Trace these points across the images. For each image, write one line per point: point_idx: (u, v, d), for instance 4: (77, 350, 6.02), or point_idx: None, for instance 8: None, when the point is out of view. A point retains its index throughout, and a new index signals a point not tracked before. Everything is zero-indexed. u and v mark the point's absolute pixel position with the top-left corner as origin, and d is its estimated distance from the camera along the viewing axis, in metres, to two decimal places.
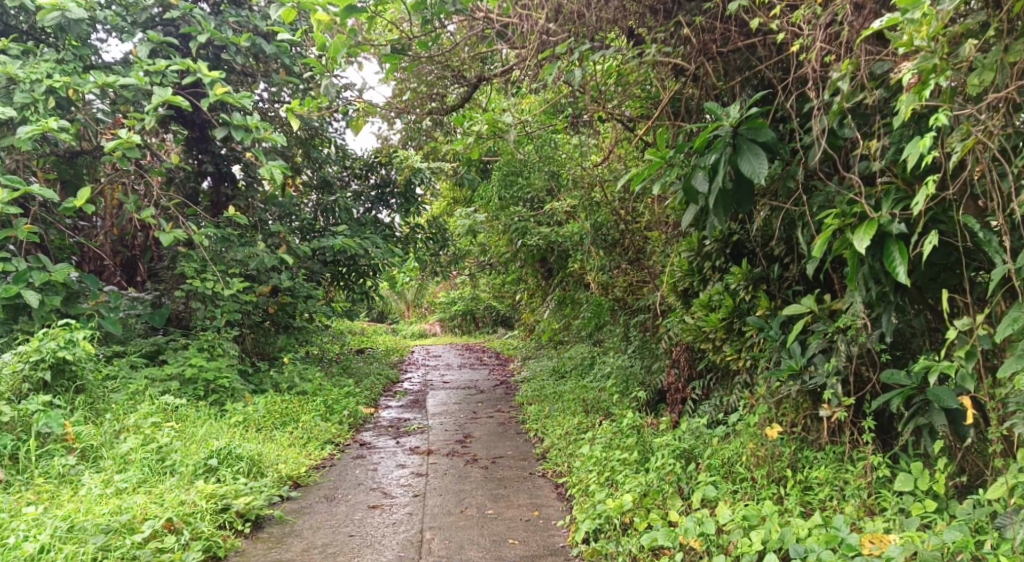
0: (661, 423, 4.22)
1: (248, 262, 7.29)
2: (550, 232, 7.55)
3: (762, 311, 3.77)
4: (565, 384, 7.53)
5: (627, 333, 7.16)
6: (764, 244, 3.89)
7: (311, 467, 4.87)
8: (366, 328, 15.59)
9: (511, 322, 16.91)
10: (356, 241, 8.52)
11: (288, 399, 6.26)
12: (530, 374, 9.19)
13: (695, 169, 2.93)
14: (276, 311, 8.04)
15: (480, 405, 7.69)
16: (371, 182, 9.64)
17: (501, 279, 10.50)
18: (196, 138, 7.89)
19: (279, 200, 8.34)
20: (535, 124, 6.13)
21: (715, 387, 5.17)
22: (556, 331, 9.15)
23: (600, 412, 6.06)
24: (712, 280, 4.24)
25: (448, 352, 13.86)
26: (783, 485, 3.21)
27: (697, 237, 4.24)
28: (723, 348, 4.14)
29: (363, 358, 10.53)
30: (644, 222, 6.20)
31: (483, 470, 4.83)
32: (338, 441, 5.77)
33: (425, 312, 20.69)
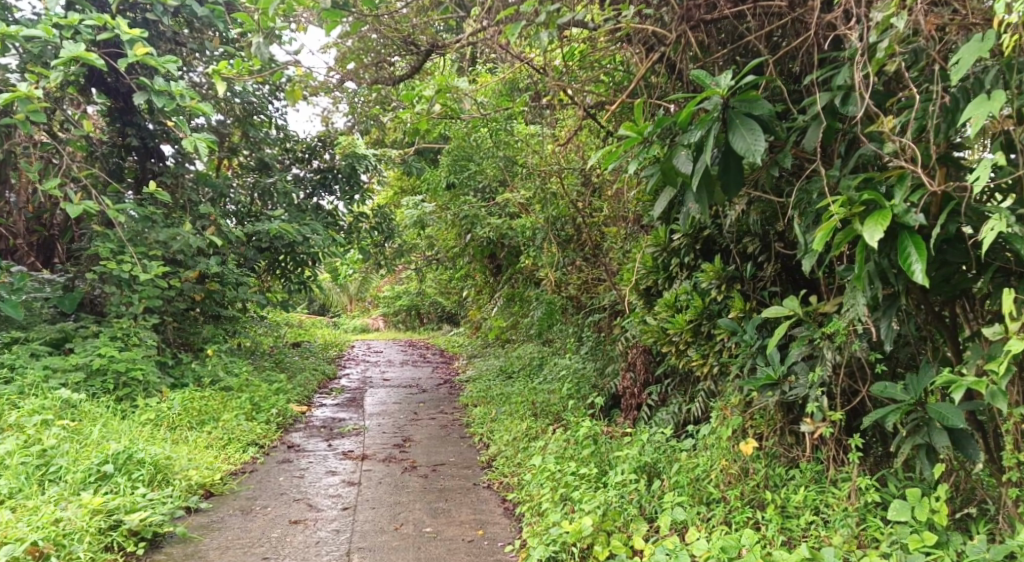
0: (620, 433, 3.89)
1: (172, 243, 6.64)
2: (503, 225, 7.15)
3: (736, 314, 3.46)
4: (513, 385, 7.14)
5: (580, 333, 6.83)
6: (740, 239, 3.58)
7: (229, 474, 4.36)
8: (305, 322, 14.94)
9: (457, 318, 16.50)
10: (295, 227, 7.97)
11: (210, 395, 5.70)
12: (475, 374, 8.78)
13: (678, 147, 2.58)
14: (204, 298, 7.41)
15: (422, 406, 7.24)
16: (314, 167, 9.07)
17: (448, 274, 10.07)
18: (122, 109, 7.17)
19: (212, 179, 7.71)
20: (490, 106, 5.73)
21: (673, 393, 4.89)
22: (504, 329, 8.78)
23: (550, 416, 5.71)
24: (680, 277, 3.92)
25: (390, 348, 13.31)
26: (760, 508, 2.90)
27: (665, 231, 3.91)
28: (689, 352, 3.82)
29: (298, 352, 9.93)
30: (604, 217, 5.85)
31: (423, 479, 4.40)
32: (263, 443, 5.25)
33: (368, 306, 20.05)
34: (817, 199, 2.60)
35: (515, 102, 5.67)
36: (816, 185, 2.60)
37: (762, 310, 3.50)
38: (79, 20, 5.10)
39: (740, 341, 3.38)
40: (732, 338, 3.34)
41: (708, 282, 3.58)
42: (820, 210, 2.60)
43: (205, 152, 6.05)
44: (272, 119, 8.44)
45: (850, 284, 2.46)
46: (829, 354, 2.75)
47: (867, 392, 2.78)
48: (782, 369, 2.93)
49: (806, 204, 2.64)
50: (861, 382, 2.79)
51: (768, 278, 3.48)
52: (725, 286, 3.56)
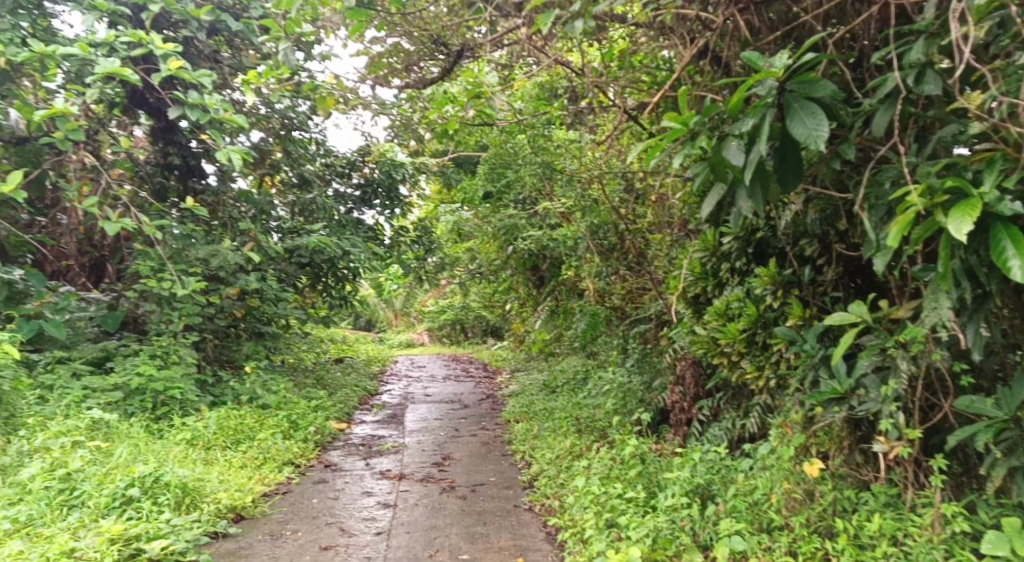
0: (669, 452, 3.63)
1: (211, 260, 6.63)
2: (544, 235, 6.94)
3: (794, 322, 3.19)
4: (557, 400, 6.89)
5: (626, 345, 6.57)
6: (797, 241, 3.31)
7: (262, 496, 4.23)
8: (349, 337, 14.93)
9: (501, 332, 16.33)
10: (334, 241, 7.92)
11: (247, 413, 5.60)
12: (518, 388, 8.56)
13: (728, 138, 2.34)
14: (244, 315, 7.38)
15: (463, 422, 7.05)
16: (354, 181, 9.03)
17: (490, 287, 9.92)
18: (163, 129, 7.28)
19: (252, 196, 7.71)
20: (527, 112, 5.56)
21: (725, 407, 4.60)
22: (547, 342, 8.59)
23: (595, 432, 5.46)
24: (731, 283, 3.66)
25: (433, 363, 13.14)
26: (829, 536, 2.62)
27: (714, 234, 3.67)
28: (743, 364, 3.55)
29: (340, 368, 9.87)
30: (648, 223, 5.60)
31: (461, 500, 4.20)
32: (300, 463, 5.12)
33: (412, 321, 20.01)
34: (888, 191, 2.33)
35: (553, 106, 5.49)
36: (885, 176, 2.34)
37: (824, 316, 3.22)
38: (115, 36, 5.13)
39: (800, 352, 3.11)
40: (792, 347, 3.07)
41: (763, 287, 3.32)
42: (890, 204, 2.34)
43: (241, 165, 5.99)
44: (312, 134, 8.44)
45: (930, 285, 2.18)
46: (905, 365, 2.47)
47: (949, 407, 2.49)
48: (850, 382, 2.66)
49: (874, 197, 2.38)
50: (942, 396, 2.50)
51: (830, 282, 3.20)
52: (781, 292, 3.30)
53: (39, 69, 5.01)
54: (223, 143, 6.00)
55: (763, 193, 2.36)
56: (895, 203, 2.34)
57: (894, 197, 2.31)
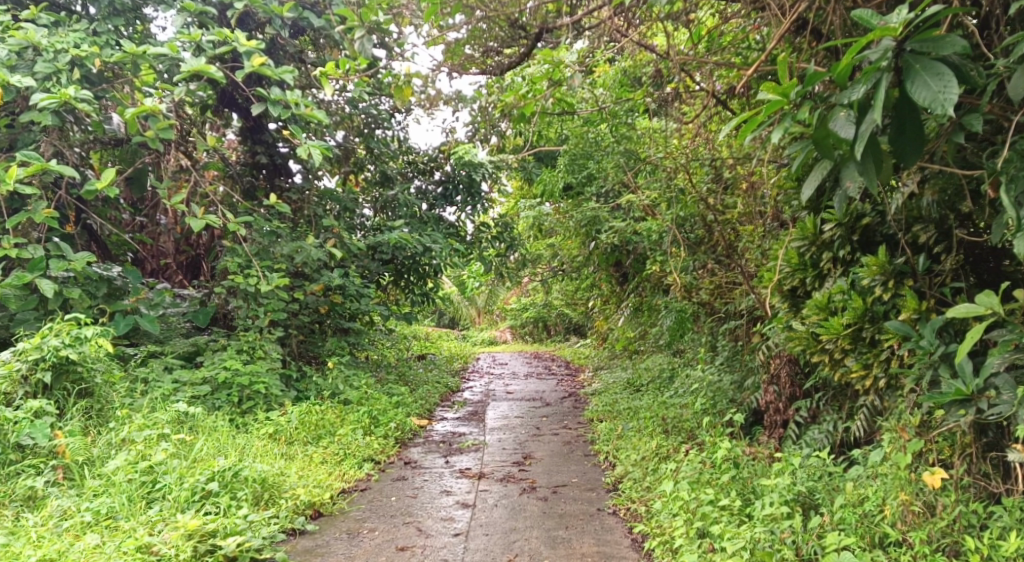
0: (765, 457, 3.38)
1: (295, 257, 6.76)
2: (628, 228, 6.71)
3: (908, 315, 2.89)
4: (642, 399, 6.64)
5: (715, 342, 6.26)
6: (910, 227, 2.99)
7: (340, 492, 4.23)
8: (433, 335, 15.06)
9: (585, 330, 16.08)
10: (415, 238, 7.94)
11: (329, 408, 5.65)
12: (602, 386, 8.34)
13: (836, 108, 2.10)
14: (328, 311, 7.49)
15: (545, 420, 6.91)
16: (435, 178, 9.02)
17: (573, 284, 9.75)
18: (253, 130, 7.48)
19: (335, 194, 7.82)
20: (607, 99, 5.37)
21: (826, 409, 4.26)
22: (631, 339, 8.35)
23: (682, 434, 5.21)
24: (833, 275, 3.36)
25: (515, 360, 13.04)
26: (954, 556, 2.33)
27: (813, 222, 3.39)
28: (848, 363, 3.26)
29: (423, 365, 9.93)
30: (739, 214, 5.30)
31: (541, 502, 4.05)
32: (380, 460, 5.11)
33: (496, 319, 20.02)
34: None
35: (636, 93, 5.27)
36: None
37: (943, 310, 2.89)
38: (201, 36, 5.28)
39: (916, 349, 2.80)
40: (906, 344, 2.77)
41: (870, 278, 3.02)
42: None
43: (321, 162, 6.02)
44: (394, 132, 8.51)
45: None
46: None
47: None
48: (977, 383, 2.36)
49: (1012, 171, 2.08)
50: None
51: (950, 271, 2.86)
52: (893, 283, 2.98)
53: (131, 70, 5.23)
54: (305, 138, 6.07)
55: (875, 168, 2.12)
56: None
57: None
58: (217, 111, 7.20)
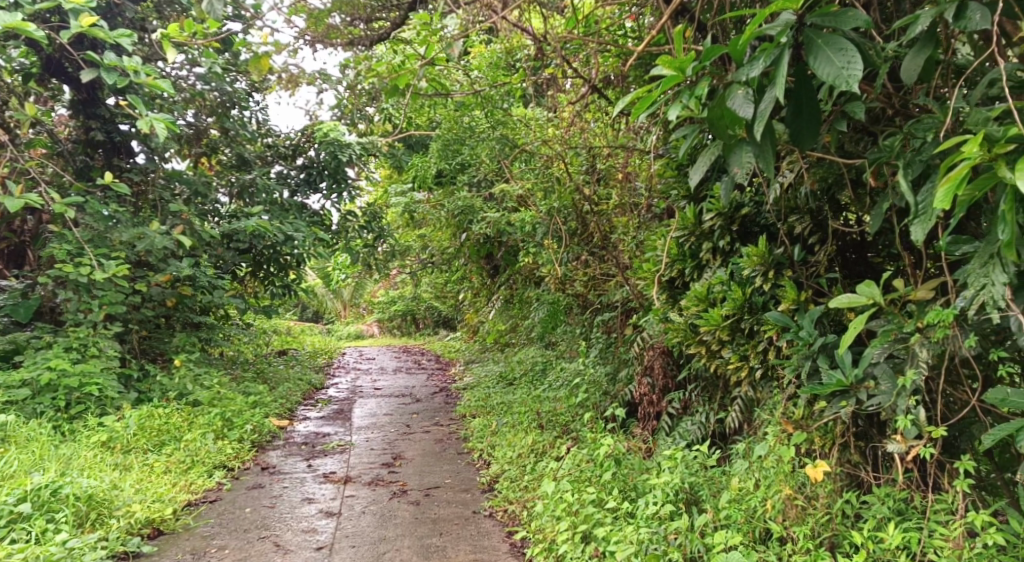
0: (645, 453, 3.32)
1: (136, 243, 6.05)
2: (502, 218, 6.56)
3: (786, 306, 2.89)
4: (515, 393, 6.51)
5: (589, 334, 6.25)
6: (787, 217, 3.01)
7: (185, 505, 3.74)
8: (296, 329, 14.27)
9: (454, 323, 15.91)
10: (276, 225, 7.37)
11: (174, 411, 5.06)
12: (473, 380, 8.18)
13: (733, 85, 1.99)
14: (175, 305, 6.78)
15: (416, 417, 6.62)
16: (298, 164, 8.43)
17: (444, 276, 9.52)
18: (85, 102, 6.55)
19: (184, 176, 7.10)
20: (483, 84, 5.17)
21: (697, 400, 4.29)
22: (502, 332, 8.26)
23: (557, 428, 5.12)
24: (713, 265, 3.34)
25: (383, 355, 12.60)
26: (835, 549, 2.33)
27: (693, 212, 3.36)
28: (725, 354, 3.26)
29: (284, 361, 9.32)
30: (613, 205, 5.27)
31: (413, 507, 3.78)
32: (233, 467, 4.62)
33: (363, 312, 19.36)
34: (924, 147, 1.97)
35: (513, 78, 5.11)
36: (920, 129, 2.00)
37: (819, 301, 2.92)
38: None
39: (795, 339, 2.80)
40: (786, 335, 2.78)
41: (750, 269, 3.02)
42: (929, 161, 1.97)
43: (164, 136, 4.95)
44: (252, 111, 7.88)
45: (975, 259, 1.85)
46: (925, 354, 2.15)
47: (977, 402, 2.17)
48: (857, 373, 2.35)
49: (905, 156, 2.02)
50: (970, 388, 2.18)
51: (825, 262, 2.89)
52: (771, 274, 2.99)
53: None
54: (145, 109, 5.07)
55: (772, 152, 2.07)
56: (934, 161, 1.97)
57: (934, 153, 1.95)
58: (41, 80, 6.30)
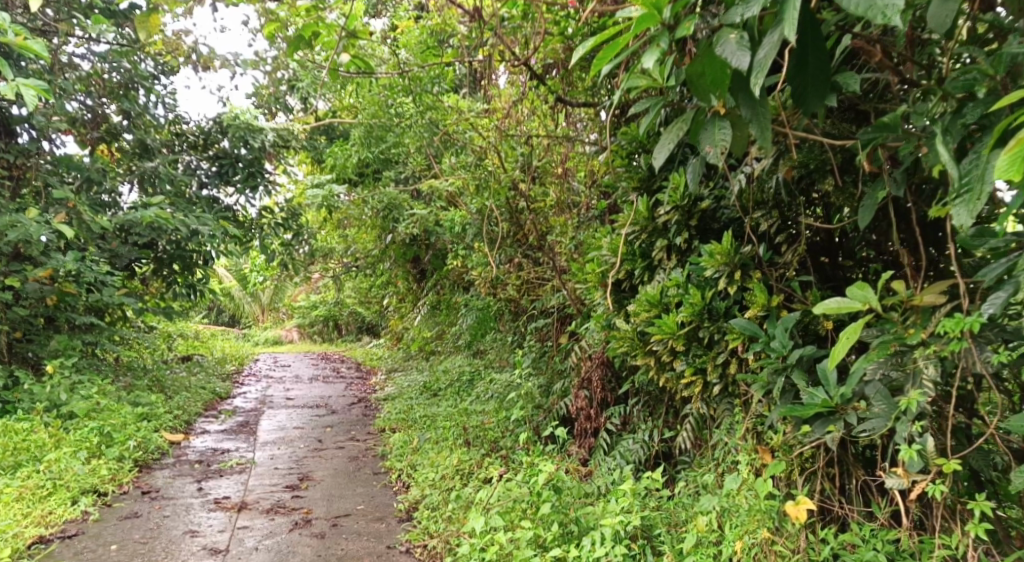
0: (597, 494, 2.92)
1: (6, 232, 5.21)
2: (430, 216, 6.08)
3: (754, 313, 2.61)
4: (441, 405, 6.01)
5: (522, 342, 5.87)
6: (752, 213, 2.74)
7: (34, 542, 3.10)
8: (205, 333, 13.26)
9: (378, 331, 15.26)
10: (179, 217, 6.62)
11: (39, 425, 4.28)
12: (395, 391, 7.63)
13: (723, 28, 1.57)
14: (56, 303, 5.91)
15: (330, 430, 6.04)
16: (209, 154, 7.61)
17: (367, 280, 8.98)
18: None
19: (76, 162, 6.26)
20: (414, 63, 4.68)
21: (638, 416, 3.95)
22: (428, 340, 7.79)
23: (486, 444, 4.69)
24: (667, 265, 3.10)
25: (300, 362, 11.84)
26: None
27: (648, 204, 3.07)
28: (679, 366, 2.98)
29: (186, 367, 8.47)
30: (550, 203, 4.90)
31: (317, 542, 3.28)
32: (106, 491, 3.85)
33: (282, 317, 18.38)
34: (964, 108, 1.67)
35: (445, 58, 4.66)
36: (955, 86, 1.69)
37: (789, 307, 2.64)
38: None
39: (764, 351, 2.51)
40: (755, 346, 2.51)
41: (711, 270, 2.74)
42: (969, 126, 1.68)
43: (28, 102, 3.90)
44: (160, 97, 7.16)
45: None
46: (930, 371, 1.83)
47: (998, 433, 1.85)
48: (843, 394, 2.05)
49: (941, 121, 1.73)
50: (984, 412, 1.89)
51: (796, 263, 2.62)
52: (735, 275, 2.72)
53: None
54: (10, 72, 4.02)
55: (770, 117, 1.65)
56: (975, 126, 1.69)
57: (979, 116, 1.65)
58: None
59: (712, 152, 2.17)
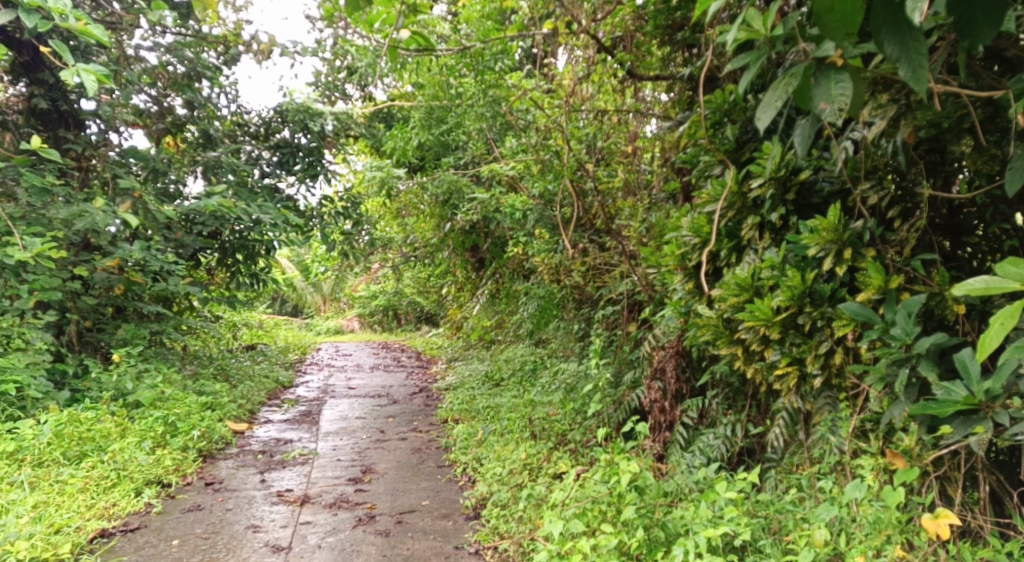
0: (698, 504, 2.69)
1: (75, 222, 5.21)
2: (492, 200, 5.86)
3: (867, 296, 2.45)
4: (504, 396, 5.83)
5: (588, 330, 5.64)
6: (861, 183, 2.57)
7: (96, 536, 3.03)
8: (266, 322, 13.38)
9: (436, 320, 15.19)
10: (240, 204, 6.59)
11: (105, 415, 4.25)
12: (455, 380, 7.50)
13: None
14: (123, 293, 5.94)
15: (392, 420, 5.94)
16: (271, 143, 7.52)
17: (426, 269, 8.88)
18: (27, 64, 5.78)
19: (142, 152, 6.27)
20: (476, 38, 4.45)
21: (716, 410, 3.66)
22: (488, 329, 7.63)
23: (555, 436, 4.50)
24: (759, 245, 2.85)
25: (359, 351, 11.85)
26: None
27: (739, 178, 2.84)
28: (771, 356, 2.74)
29: (250, 356, 8.52)
30: (619, 184, 4.66)
31: (381, 540, 3.13)
32: (170, 482, 3.79)
33: (341, 306, 18.51)
34: None
35: (509, 30, 4.42)
36: None
37: (905, 289, 2.42)
38: None
39: (886, 340, 2.36)
40: (871, 334, 2.36)
41: (816, 248, 2.56)
42: None
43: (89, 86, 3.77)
44: (222, 85, 7.14)
45: None
46: None
47: None
48: (989, 390, 2.02)
49: None
50: None
51: (914, 239, 2.47)
52: (842, 253, 2.54)
53: None
54: (72, 57, 3.94)
55: (925, 54, 1.31)
56: None
57: None
58: None
59: (827, 109, 1.91)
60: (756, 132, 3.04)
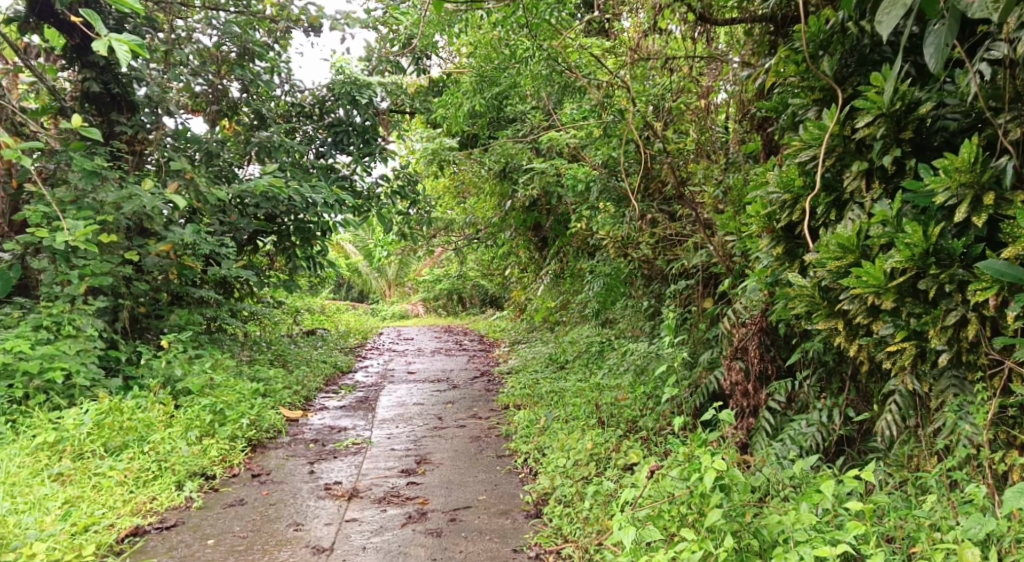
0: (800, 507, 2.25)
1: (124, 205, 5.06)
2: (551, 171, 5.44)
3: (1015, 253, 1.95)
4: (568, 380, 5.45)
5: (659, 308, 5.19)
6: (1003, 113, 2.07)
7: (128, 536, 2.84)
8: (331, 308, 13.33)
9: (501, 303, 14.88)
10: (292, 184, 6.35)
11: (151, 403, 4.09)
12: (519, 363, 7.15)
13: None
14: (177, 278, 5.82)
15: (452, 407, 5.64)
16: (326, 123, 7.26)
17: (488, 250, 8.54)
18: (79, 48, 5.65)
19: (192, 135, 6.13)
20: None
21: (809, 393, 3.19)
22: (552, 310, 7.22)
23: (624, 423, 4.10)
24: (868, 197, 2.36)
25: (423, 335, 11.66)
26: None
27: (839, 119, 2.37)
28: (884, 330, 2.27)
29: (311, 341, 8.39)
30: (691, 143, 4.18)
31: (432, 541, 2.82)
32: (214, 474, 3.59)
33: (407, 291, 18.41)
34: None
35: None
36: None
37: None
38: None
39: None
40: None
41: (944, 195, 2.08)
42: None
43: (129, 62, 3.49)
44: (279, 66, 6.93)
45: None
46: None
47: None
48: None
49: None
50: None
51: None
52: (979, 200, 2.05)
53: None
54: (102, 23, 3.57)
55: None
56: None
57: None
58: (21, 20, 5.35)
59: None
60: (858, 65, 2.53)
